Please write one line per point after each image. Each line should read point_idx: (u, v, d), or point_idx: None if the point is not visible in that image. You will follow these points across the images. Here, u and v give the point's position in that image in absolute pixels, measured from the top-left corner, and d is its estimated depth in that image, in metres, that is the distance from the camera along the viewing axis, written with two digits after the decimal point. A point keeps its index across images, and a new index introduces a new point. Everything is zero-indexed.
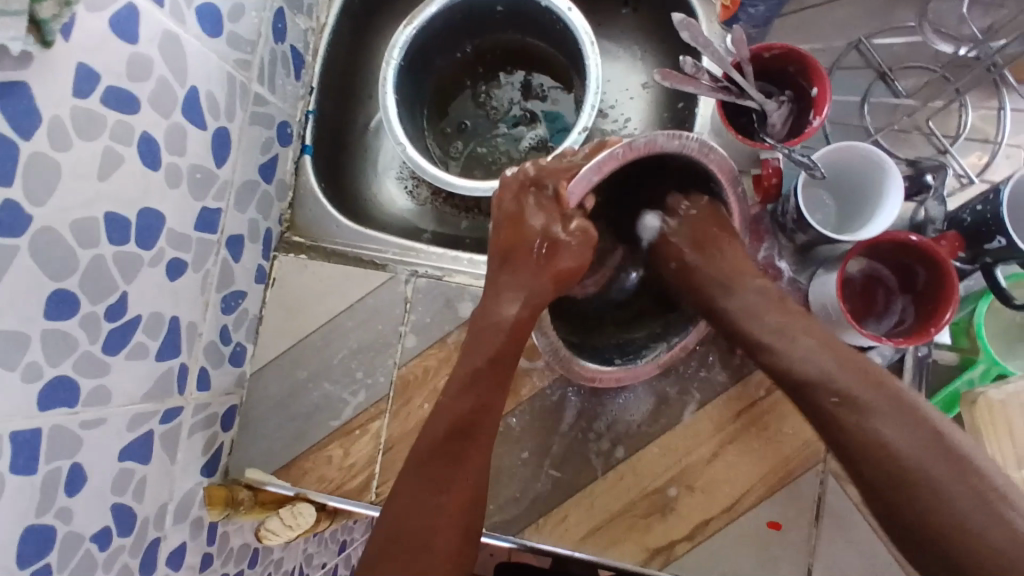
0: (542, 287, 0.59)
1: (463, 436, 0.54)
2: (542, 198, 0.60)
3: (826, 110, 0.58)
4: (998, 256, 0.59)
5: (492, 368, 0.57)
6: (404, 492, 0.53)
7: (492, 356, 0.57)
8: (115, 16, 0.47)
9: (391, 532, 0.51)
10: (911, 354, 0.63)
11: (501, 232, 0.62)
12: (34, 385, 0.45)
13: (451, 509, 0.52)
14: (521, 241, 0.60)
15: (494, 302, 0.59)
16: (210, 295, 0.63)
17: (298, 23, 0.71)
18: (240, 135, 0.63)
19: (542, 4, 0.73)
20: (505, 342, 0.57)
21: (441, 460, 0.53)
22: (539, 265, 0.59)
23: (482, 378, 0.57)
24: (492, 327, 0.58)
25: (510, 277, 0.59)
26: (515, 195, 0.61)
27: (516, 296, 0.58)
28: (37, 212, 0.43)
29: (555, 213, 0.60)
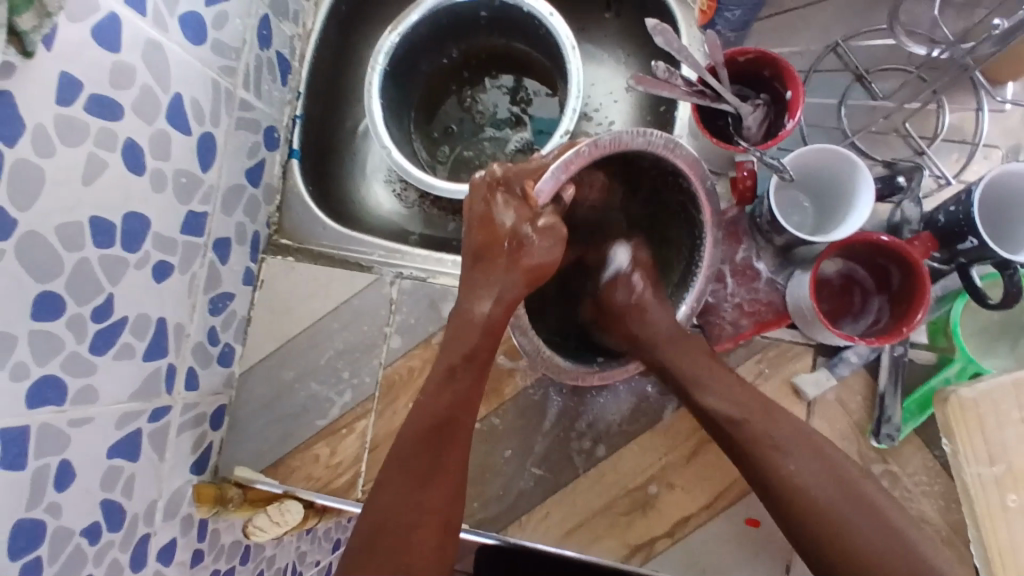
0: (516, 286, 0.58)
1: (442, 435, 0.56)
2: (510, 198, 0.58)
3: (798, 114, 0.59)
4: (971, 257, 0.59)
5: (469, 364, 0.59)
6: (387, 488, 0.55)
7: (466, 354, 0.59)
8: (97, 27, 0.48)
9: (375, 527, 0.53)
10: (887, 353, 0.64)
11: (470, 232, 0.60)
12: (21, 384, 0.46)
13: (433, 504, 0.54)
14: (491, 241, 0.59)
15: (468, 301, 0.59)
16: (197, 297, 0.64)
17: (283, 29, 0.72)
18: (225, 140, 0.65)
19: (524, 10, 0.74)
20: (480, 340, 0.58)
21: (421, 458, 0.55)
22: (509, 264, 0.58)
23: (459, 375, 0.58)
24: (466, 326, 0.58)
25: (483, 276, 0.59)
26: (483, 194, 0.59)
27: (490, 295, 0.58)
28: (22, 216, 0.45)
29: (524, 213, 0.58)
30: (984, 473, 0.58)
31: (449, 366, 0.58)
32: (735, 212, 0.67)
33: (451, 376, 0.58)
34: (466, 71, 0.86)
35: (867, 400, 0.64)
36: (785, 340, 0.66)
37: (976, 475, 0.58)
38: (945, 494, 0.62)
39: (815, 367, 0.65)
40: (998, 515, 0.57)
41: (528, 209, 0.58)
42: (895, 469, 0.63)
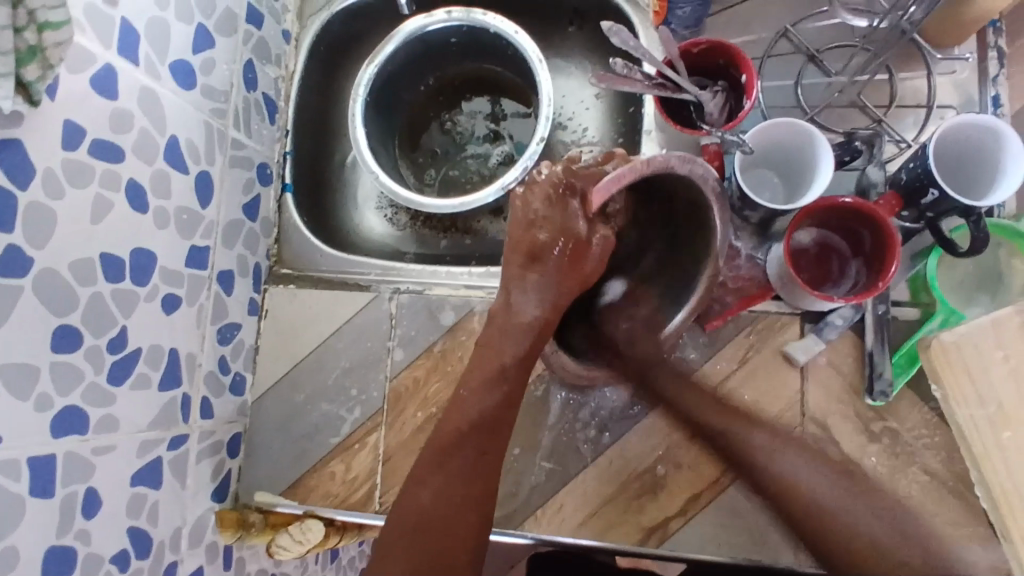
0: (563, 291, 0.59)
1: (485, 432, 0.56)
2: (570, 202, 0.58)
3: (755, 93, 0.63)
4: (936, 210, 0.62)
5: (520, 365, 0.58)
6: (425, 483, 0.54)
7: (516, 360, 0.58)
8: (95, 78, 0.53)
9: (413, 520, 0.53)
10: (870, 312, 0.66)
11: (520, 232, 0.59)
12: (46, 414, 0.49)
13: (473, 504, 0.53)
14: (539, 246, 0.58)
15: (517, 299, 0.59)
16: (206, 327, 0.67)
17: (267, 72, 0.77)
18: (221, 177, 0.69)
19: (490, 31, 0.79)
20: (531, 341, 0.59)
21: (467, 455, 0.55)
22: (563, 270, 0.59)
23: (510, 375, 0.58)
24: (517, 329, 0.58)
25: (534, 278, 0.59)
26: (542, 196, 0.58)
27: (537, 299, 0.58)
28: (38, 254, 0.48)
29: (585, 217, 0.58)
30: (977, 414, 0.59)
31: (500, 366, 0.58)
32: None
33: (500, 377, 0.58)
34: (443, 96, 0.90)
35: (856, 360, 0.67)
36: (772, 312, 0.68)
37: (968, 416, 0.59)
38: (946, 444, 0.64)
39: (803, 334, 0.67)
40: (994, 455, 0.58)
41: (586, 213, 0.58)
42: (893, 425, 0.65)
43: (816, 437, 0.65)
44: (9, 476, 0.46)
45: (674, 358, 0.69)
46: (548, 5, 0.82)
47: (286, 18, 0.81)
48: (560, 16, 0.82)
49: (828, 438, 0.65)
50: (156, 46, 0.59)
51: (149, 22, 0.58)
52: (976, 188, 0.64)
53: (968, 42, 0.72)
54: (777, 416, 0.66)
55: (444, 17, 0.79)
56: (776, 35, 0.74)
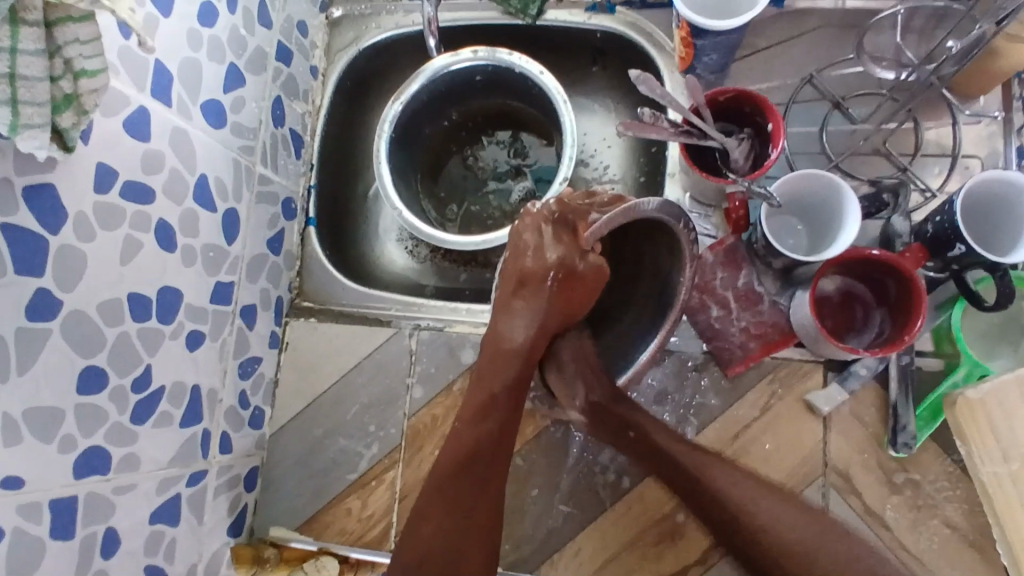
0: (554, 316, 0.59)
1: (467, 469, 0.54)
2: (560, 231, 0.57)
3: (781, 143, 0.62)
4: (962, 263, 0.62)
5: (510, 393, 0.58)
6: (426, 518, 0.52)
7: (491, 424, 0.56)
8: (128, 119, 0.53)
9: (418, 556, 0.51)
10: (894, 363, 0.66)
11: (509, 259, 0.59)
12: (68, 455, 0.49)
13: (481, 526, 0.53)
14: (538, 272, 0.57)
15: (506, 324, 0.58)
16: (227, 362, 0.67)
17: (295, 107, 0.78)
18: (248, 213, 0.69)
19: (516, 71, 0.79)
20: (520, 369, 0.58)
21: (465, 484, 0.54)
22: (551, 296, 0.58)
23: (499, 405, 0.57)
24: (506, 356, 0.58)
25: (521, 303, 0.58)
26: (533, 226, 0.57)
27: (527, 322, 0.58)
28: (67, 297, 0.48)
29: (572, 246, 0.57)
30: (1001, 471, 0.60)
31: (491, 395, 0.57)
32: (731, 240, 0.69)
33: (489, 407, 0.57)
34: (465, 131, 0.90)
35: (879, 411, 0.66)
36: (794, 359, 0.68)
37: (992, 473, 0.60)
38: (969, 499, 0.64)
39: (826, 383, 0.67)
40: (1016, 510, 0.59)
41: (576, 244, 0.57)
42: (916, 478, 0.65)
43: (837, 488, 0.65)
44: (31, 519, 0.46)
45: (695, 404, 0.69)
46: (573, 45, 0.82)
47: (314, 53, 0.82)
48: (585, 56, 0.83)
49: (850, 489, 0.65)
50: (188, 86, 0.60)
51: (182, 63, 0.59)
52: (1000, 242, 0.64)
53: (993, 95, 0.72)
54: (797, 466, 0.66)
55: (471, 56, 0.79)
56: (801, 81, 0.74)
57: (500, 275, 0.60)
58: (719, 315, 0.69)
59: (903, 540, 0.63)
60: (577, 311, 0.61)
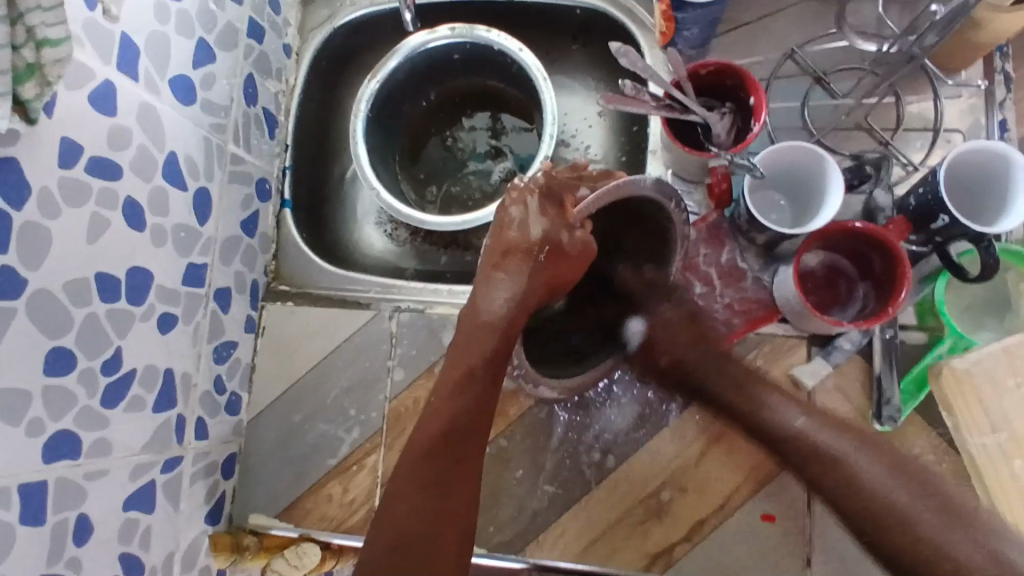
0: (536, 288, 0.58)
1: (449, 440, 0.53)
2: (547, 206, 0.58)
3: (763, 116, 0.62)
4: (946, 235, 0.62)
5: (490, 368, 0.56)
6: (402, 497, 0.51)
7: (476, 399, 0.55)
8: (93, 94, 0.51)
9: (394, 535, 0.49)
10: (878, 336, 0.66)
11: (494, 233, 0.59)
12: (37, 440, 0.47)
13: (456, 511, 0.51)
14: (522, 244, 0.58)
15: (485, 297, 0.58)
16: (202, 346, 0.66)
17: (268, 86, 0.76)
18: (220, 194, 0.67)
19: (495, 48, 0.78)
20: (497, 344, 0.56)
21: (445, 461, 0.52)
22: (537, 270, 0.58)
23: (479, 378, 0.55)
24: (484, 328, 0.56)
25: (502, 276, 0.58)
26: (518, 200, 0.59)
27: (510, 291, 0.57)
28: (32, 276, 0.47)
29: (559, 221, 0.58)
30: (989, 444, 0.59)
31: (469, 368, 0.55)
32: (714, 216, 0.69)
33: (468, 381, 0.55)
34: (444, 112, 0.89)
35: (864, 385, 0.66)
36: (779, 335, 0.68)
37: (981, 446, 0.59)
38: (954, 471, 0.63)
39: (810, 358, 0.67)
40: (1008, 485, 0.57)
41: (563, 218, 0.58)
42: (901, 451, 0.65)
43: None
44: None
45: (678, 381, 0.68)
46: (552, 22, 0.81)
47: (287, 31, 0.80)
48: (564, 33, 0.82)
49: None
50: (156, 61, 0.58)
51: (149, 36, 0.57)
52: (982, 213, 0.64)
53: (975, 67, 0.72)
54: None
55: (448, 33, 0.77)
56: (782, 55, 0.73)
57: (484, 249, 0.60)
58: (703, 290, 0.69)
59: None
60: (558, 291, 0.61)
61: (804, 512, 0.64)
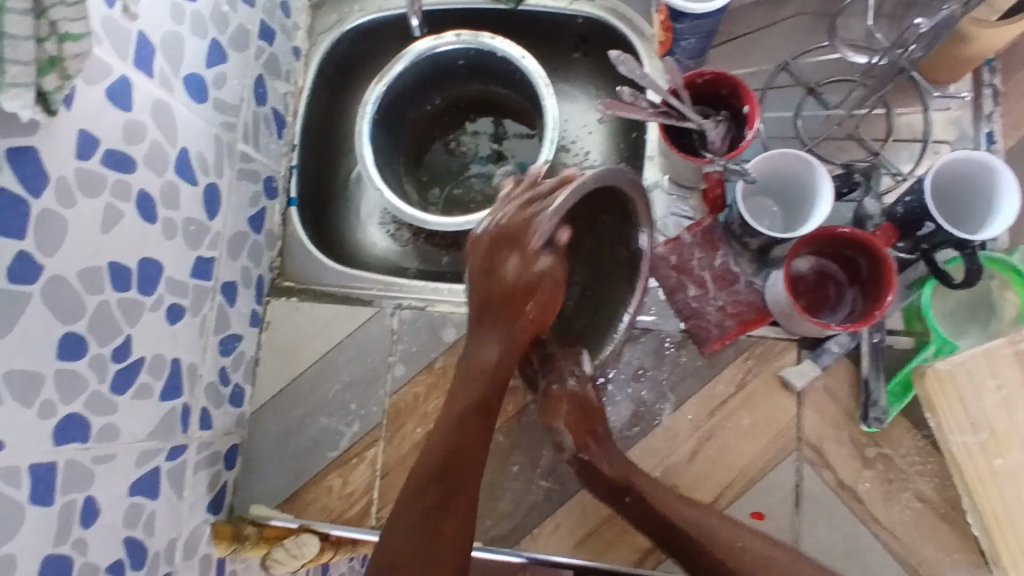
0: (520, 340, 0.58)
1: (450, 470, 0.54)
2: (509, 243, 0.55)
3: (756, 124, 0.64)
4: (932, 242, 0.64)
5: (481, 408, 0.57)
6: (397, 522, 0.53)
7: (474, 403, 0.57)
8: (110, 89, 0.53)
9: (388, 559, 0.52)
10: (866, 340, 0.68)
11: (472, 282, 0.57)
12: (48, 422, 0.49)
13: (459, 534, 0.53)
14: (506, 297, 0.56)
15: (477, 350, 0.58)
16: (208, 338, 0.67)
17: (277, 87, 0.78)
18: (229, 190, 0.69)
19: (499, 54, 0.80)
20: (487, 387, 0.58)
21: (430, 497, 0.53)
22: (516, 321, 0.57)
23: (468, 425, 0.57)
24: (471, 374, 0.58)
25: (491, 329, 0.58)
26: (481, 254, 0.56)
27: (497, 348, 0.57)
28: (48, 262, 0.48)
29: (524, 258, 0.55)
30: (970, 441, 0.61)
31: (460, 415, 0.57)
32: (709, 221, 0.71)
33: (460, 426, 0.57)
34: (447, 117, 0.91)
35: (853, 387, 0.68)
36: (768, 337, 0.70)
37: (961, 443, 0.61)
38: (938, 472, 0.65)
39: (800, 360, 0.69)
40: (988, 480, 0.60)
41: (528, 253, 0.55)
42: (888, 452, 0.67)
43: (810, 461, 0.67)
44: (10, 484, 0.46)
45: (671, 380, 0.70)
46: (554, 31, 0.83)
47: (296, 35, 0.82)
48: (566, 42, 0.84)
49: (824, 463, 0.67)
50: (171, 59, 0.60)
51: (164, 35, 0.59)
52: (967, 222, 0.66)
53: (963, 81, 0.74)
54: (773, 440, 0.68)
55: (453, 39, 0.79)
56: (777, 67, 0.75)
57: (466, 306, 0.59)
58: (696, 294, 0.70)
59: (875, 512, 0.65)
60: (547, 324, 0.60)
61: (793, 509, 0.66)
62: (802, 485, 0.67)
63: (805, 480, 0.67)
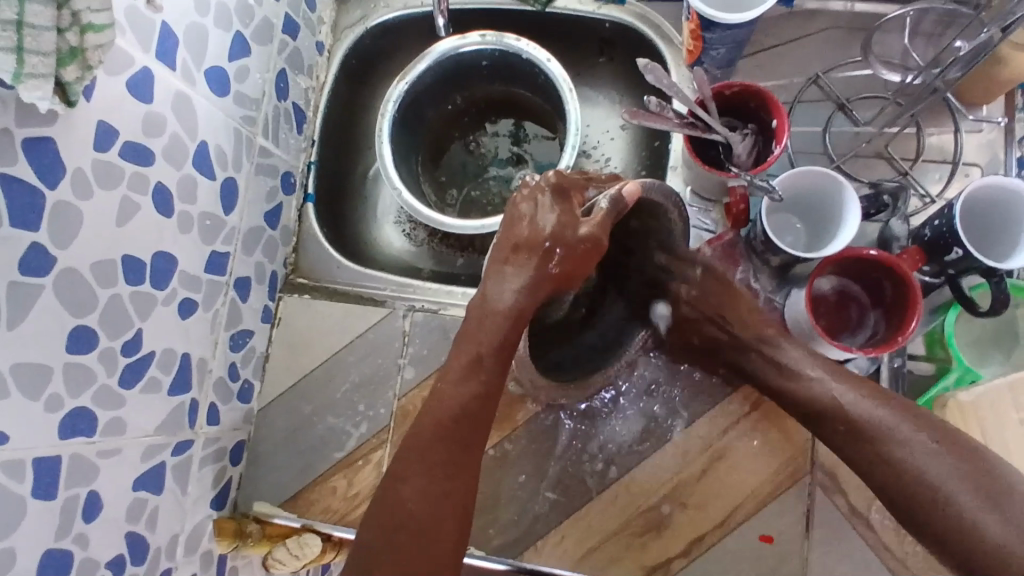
0: (543, 289, 0.55)
1: (464, 423, 0.52)
2: (557, 202, 0.55)
3: (785, 139, 0.62)
4: (959, 267, 0.62)
5: (496, 356, 0.54)
6: (408, 479, 0.49)
7: (492, 346, 0.54)
8: (131, 80, 0.53)
9: (397, 517, 0.48)
10: (886, 365, 0.66)
11: (504, 229, 0.56)
12: (54, 415, 0.49)
13: (460, 497, 0.50)
14: (533, 240, 0.54)
15: (495, 290, 0.55)
16: (219, 333, 0.67)
17: (299, 82, 0.77)
18: (246, 185, 0.69)
19: (524, 57, 0.79)
20: (506, 333, 0.54)
21: (443, 446, 0.51)
22: (543, 262, 0.54)
23: (485, 367, 0.54)
24: (494, 317, 0.54)
25: (512, 270, 0.55)
26: (530, 197, 0.56)
27: (518, 286, 0.54)
28: (61, 254, 0.48)
29: (567, 218, 0.55)
30: None
31: (477, 357, 0.53)
32: (730, 235, 0.69)
33: (478, 368, 0.53)
34: (468, 117, 0.90)
35: None
36: None
37: None
38: None
39: None
40: None
41: (571, 213, 0.55)
42: None
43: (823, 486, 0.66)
44: (13, 478, 0.45)
45: (685, 395, 0.69)
46: (581, 35, 0.82)
47: (320, 29, 0.81)
48: (592, 47, 0.83)
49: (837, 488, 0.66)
50: (193, 51, 0.59)
51: (188, 27, 0.58)
52: (996, 248, 0.64)
53: (996, 103, 0.72)
54: (788, 461, 0.67)
55: (478, 40, 0.78)
56: (807, 80, 0.74)
57: (493, 249, 0.57)
58: (714, 309, 0.69)
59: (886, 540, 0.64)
60: (571, 284, 0.57)
61: (803, 534, 0.65)
62: (814, 509, 0.65)
63: (816, 505, 0.65)
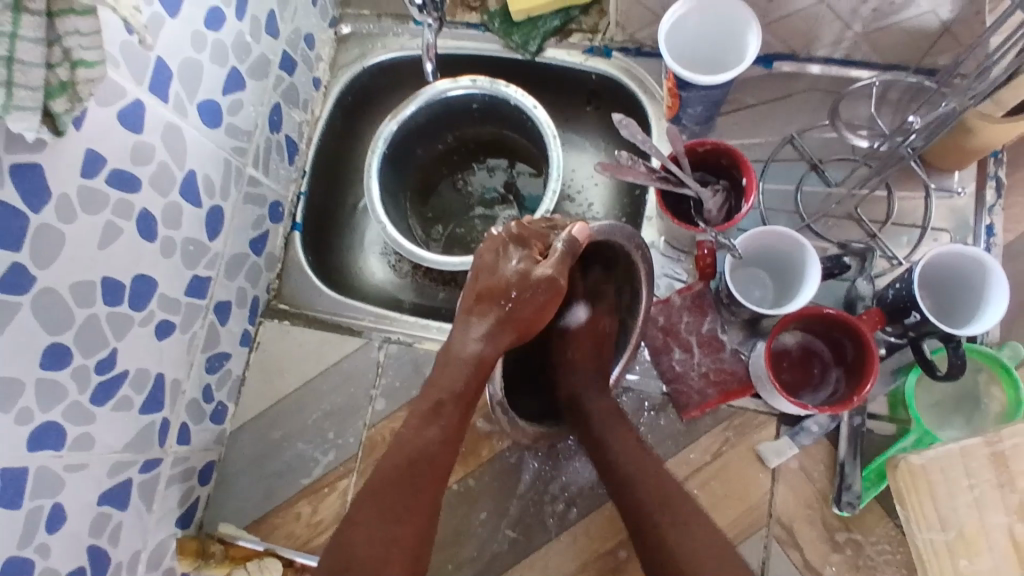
0: (506, 335, 0.57)
1: (418, 469, 0.55)
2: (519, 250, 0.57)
3: (753, 197, 0.64)
4: (919, 331, 0.63)
5: (457, 402, 0.57)
6: (360, 523, 0.52)
7: (454, 392, 0.57)
8: (122, 112, 0.56)
9: (343, 561, 0.50)
10: (846, 423, 0.67)
11: (470, 278, 0.58)
12: (24, 427, 0.50)
13: (407, 542, 0.52)
14: (495, 289, 0.56)
15: (461, 339, 0.58)
16: (195, 355, 0.69)
17: (293, 116, 0.80)
18: (233, 213, 0.71)
19: (512, 103, 0.82)
20: (468, 379, 0.57)
21: (397, 490, 0.53)
22: (504, 310, 0.56)
23: (444, 413, 0.57)
24: (457, 364, 0.57)
25: (476, 319, 0.57)
26: (494, 248, 0.58)
27: (481, 336, 0.57)
28: (41, 274, 0.50)
29: (527, 266, 0.57)
30: (937, 539, 0.59)
31: (436, 403, 0.57)
32: (699, 286, 0.70)
33: (436, 414, 0.57)
34: (457, 155, 0.92)
35: (828, 469, 0.68)
36: (749, 410, 0.70)
37: (929, 541, 0.59)
38: (907, 564, 0.65)
39: (778, 436, 0.68)
40: None
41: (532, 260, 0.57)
42: (858, 537, 0.66)
43: (779, 540, 0.66)
44: None
45: (648, 441, 0.70)
46: (569, 85, 0.85)
47: (318, 66, 0.84)
48: (580, 95, 0.86)
49: (792, 543, 0.66)
50: (187, 86, 0.62)
51: (183, 63, 0.61)
52: (956, 314, 0.66)
53: (966, 172, 0.74)
54: (745, 513, 0.67)
55: (468, 84, 0.81)
56: (782, 140, 0.76)
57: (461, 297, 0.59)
58: (681, 357, 0.70)
59: None
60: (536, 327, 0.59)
61: None
62: (768, 563, 0.66)
63: (771, 559, 0.66)
